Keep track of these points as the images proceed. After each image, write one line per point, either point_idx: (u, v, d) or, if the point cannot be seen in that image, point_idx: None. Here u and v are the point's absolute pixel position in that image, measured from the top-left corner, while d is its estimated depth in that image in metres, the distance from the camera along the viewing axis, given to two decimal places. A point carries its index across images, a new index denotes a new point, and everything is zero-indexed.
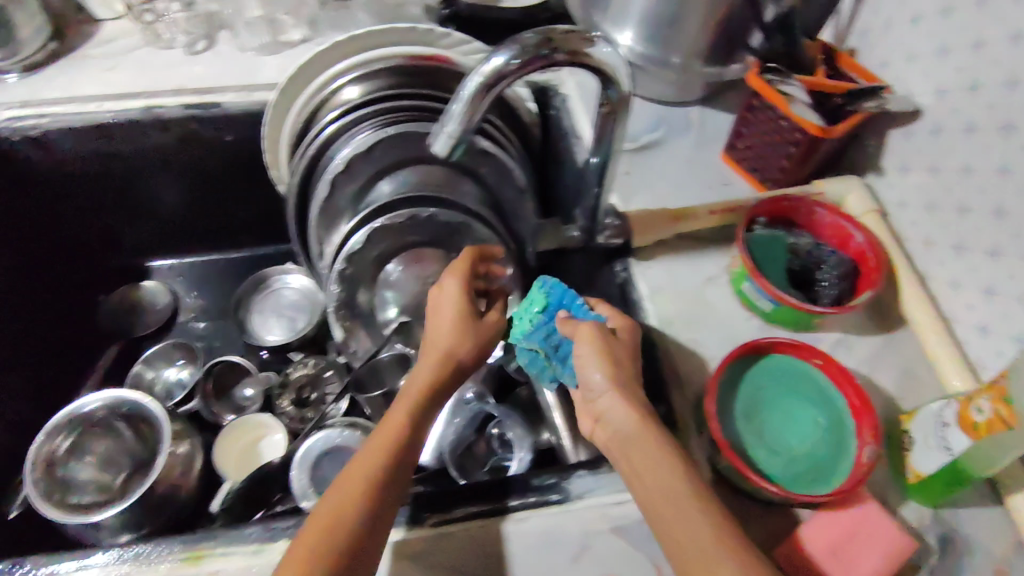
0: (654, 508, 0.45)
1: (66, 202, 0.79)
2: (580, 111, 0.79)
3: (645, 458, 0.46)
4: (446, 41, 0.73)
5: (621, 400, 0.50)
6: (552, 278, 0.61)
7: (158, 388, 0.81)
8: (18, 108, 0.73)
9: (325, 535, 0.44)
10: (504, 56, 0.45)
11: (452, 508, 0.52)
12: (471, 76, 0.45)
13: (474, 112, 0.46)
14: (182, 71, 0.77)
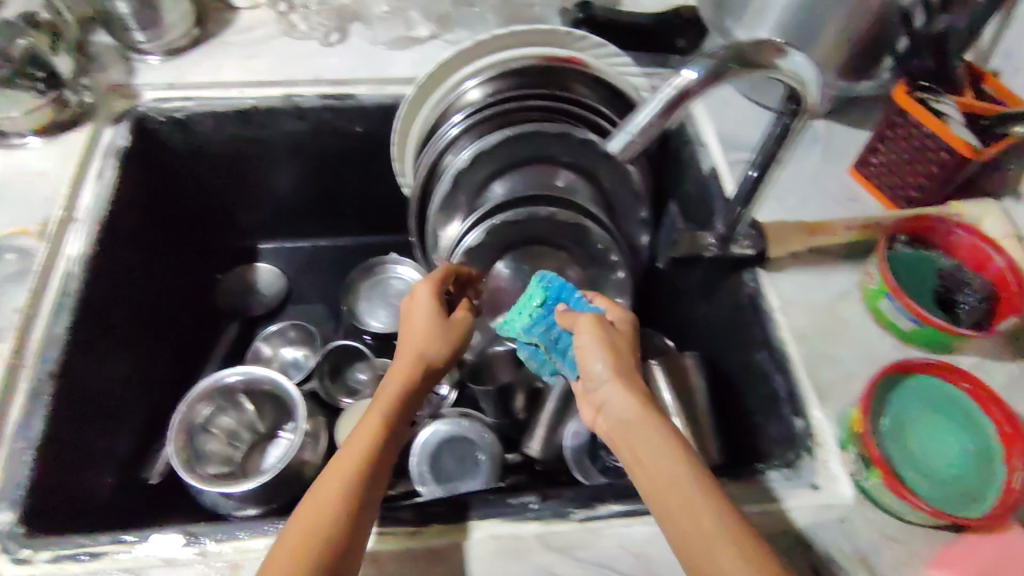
0: (652, 489, 0.47)
1: (196, 182, 0.82)
2: (704, 120, 0.79)
3: (642, 441, 0.49)
4: (582, 43, 0.74)
5: (618, 388, 0.53)
6: (551, 274, 0.65)
7: (275, 366, 0.84)
8: (166, 90, 0.76)
9: (332, 504, 0.47)
10: (697, 70, 0.46)
11: (602, 505, 0.54)
12: (664, 87, 0.47)
13: (659, 120, 0.47)
14: (318, 62, 0.79)
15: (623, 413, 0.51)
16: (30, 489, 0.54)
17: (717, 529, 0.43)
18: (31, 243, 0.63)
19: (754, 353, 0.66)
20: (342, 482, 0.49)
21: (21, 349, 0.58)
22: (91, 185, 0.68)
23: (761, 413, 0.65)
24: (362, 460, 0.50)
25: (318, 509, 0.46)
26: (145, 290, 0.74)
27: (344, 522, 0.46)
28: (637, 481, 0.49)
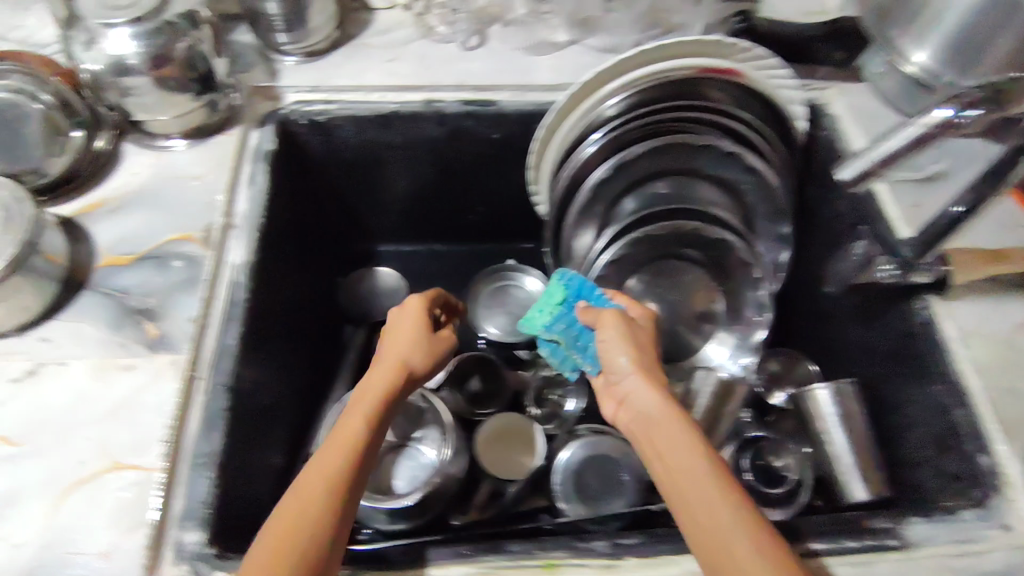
0: (663, 472, 0.51)
1: (326, 184, 0.81)
2: (856, 135, 0.75)
3: (659, 427, 0.52)
4: (744, 55, 0.71)
5: (640, 379, 0.56)
6: (570, 272, 0.68)
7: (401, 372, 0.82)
8: (308, 93, 0.74)
9: (321, 491, 0.46)
10: (950, 110, 0.45)
11: (797, 544, 0.54)
12: (912, 122, 0.46)
13: (902, 152, 0.46)
14: (460, 67, 0.77)
15: (643, 405, 0.55)
16: (212, 506, 0.52)
17: (717, 505, 0.46)
18: (197, 251, 0.63)
19: (930, 386, 0.63)
20: (336, 458, 0.48)
21: (194, 361, 0.57)
22: (246, 188, 0.67)
23: (935, 447, 0.63)
24: (358, 435, 0.50)
25: (314, 483, 0.46)
26: (289, 296, 0.73)
27: (338, 494, 0.46)
28: (659, 475, 0.51)
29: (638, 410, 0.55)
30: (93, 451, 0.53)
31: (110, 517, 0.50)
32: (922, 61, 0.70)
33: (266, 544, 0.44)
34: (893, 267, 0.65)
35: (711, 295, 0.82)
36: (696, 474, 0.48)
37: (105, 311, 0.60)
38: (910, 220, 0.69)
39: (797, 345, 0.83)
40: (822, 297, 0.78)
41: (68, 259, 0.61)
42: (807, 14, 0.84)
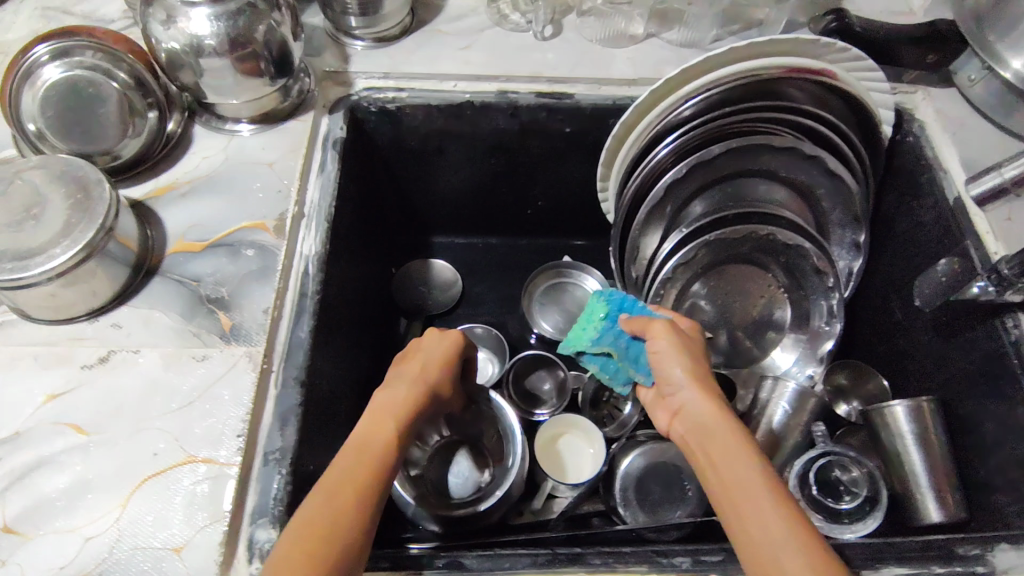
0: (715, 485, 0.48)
1: (389, 173, 0.80)
2: (944, 143, 0.73)
3: (716, 439, 0.50)
4: (841, 55, 0.68)
5: (697, 392, 0.54)
6: (611, 289, 0.68)
7: None
8: (380, 80, 0.73)
9: (349, 492, 0.44)
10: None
11: (883, 567, 0.53)
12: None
13: None
14: (534, 57, 0.75)
15: (702, 417, 0.53)
16: (286, 503, 0.52)
17: (776, 524, 0.44)
18: (270, 240, 0.62)
19: (1016, 409, 0.61)
20: (360, 465, 0.46)
21: (268, 354, 0.57)
22: (316, 177, 0.66)
23: (1018, 471, 0.61)
24: (383, 445, 0.47)
25: (335, 489, 0.44)
26: (354, 287, 0.72)
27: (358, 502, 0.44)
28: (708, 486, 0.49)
29: (690, 421, 0.54)
30: (166, 441, 0.52)
31: (185, 510, 0.50)
32: (1022, 67, 0.66)
33: (279, 556, 0.41)
34: (991, 283, 0.60)
35: (775, 299, 0.80)
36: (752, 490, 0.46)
37: (177, 298, 0.58)
38: (1004, 237, 0.66)
39: (863, 356, 0.81)
40: (895, 309, 0.76)
41: (139, 243, 0.59)
42: (894, 14, 0.81)
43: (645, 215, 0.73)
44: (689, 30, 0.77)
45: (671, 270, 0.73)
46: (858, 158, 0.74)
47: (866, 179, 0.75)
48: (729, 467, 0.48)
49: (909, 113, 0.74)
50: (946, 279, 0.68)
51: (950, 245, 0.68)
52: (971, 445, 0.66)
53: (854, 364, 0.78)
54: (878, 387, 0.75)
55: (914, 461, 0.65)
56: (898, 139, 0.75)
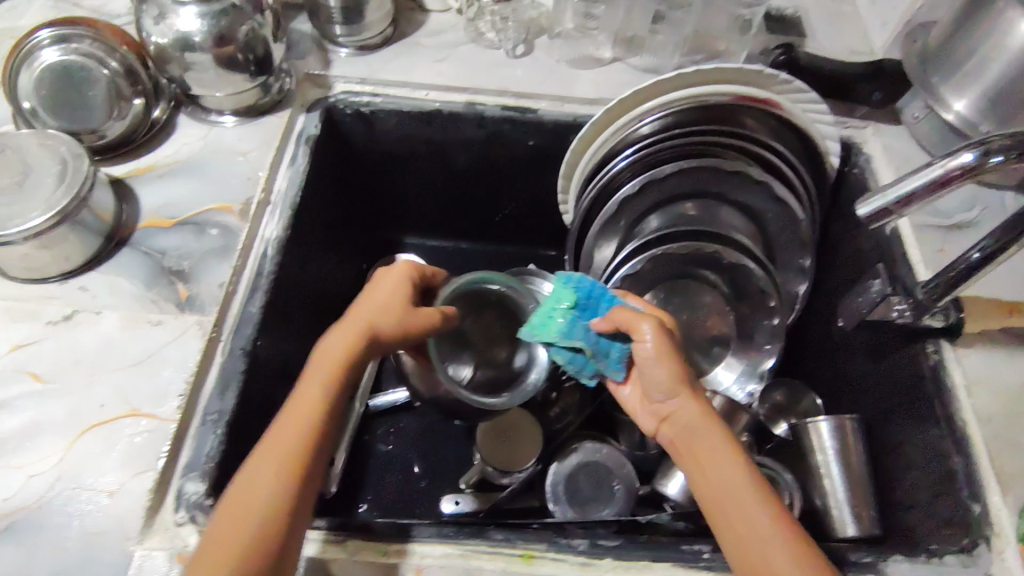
0: (711, 498, 0.50)
1: (363, 171, 0.85)
2: (886, 176, 0.75)
3: (709, 448, 0.53)
4: (785, 87, 0.72)
5: (686, 397, 0.56)
6: (576, 274, 0.63)
7: None
8: (357, 85, 0.78)
9: (270, 478, 0.46)
10: (976, 154, 0.46)
11: None
12: (935, 164, 0.46)
13: (926, 195, 0.47)
14: (503, 73, 0.80)
15: (694, 423, 0.55)
16: (216, 461, 0.56)
17: (778, 547, 0.46)
18: (233, 221, 0.67)
19: (930, 430, 0.63)
20: (293, 441, 0.47)
21: (218, 324, 0.61)
22: (286, 168, 0.72)
23: (928, 490, 0.63)
24: (309, 421, 0.48)
25: (272, 455, 0.47)
26: (315, 276, 0.76)
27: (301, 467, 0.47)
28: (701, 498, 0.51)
29: (683, 429, 0.55)
30: (113, 395, 0.57)
31: (121, 457, 0.54)
32: (962, 109, 0.69)
33: (213, 534, 0.44)
34: (907, 307, 0.64)
35: (725, 318, 0.82)
36: (746, 497, 0.49)
37: (142, 268, 0.63)
38: (933, 267, 0.68)
39: (806, 377, 0.83)
40: (834, 332, 0.78)
41: (113, 217, 0.65)
42: (854, 52, 0.85)
43: (597, 228, 0.77)
44: (653, 56, 0.81)
45: (619, 282, 0.77)
46: (804, 186, 0.76)
47: (812, 208, 0.77)
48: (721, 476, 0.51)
49: (856, 146, 0.78)
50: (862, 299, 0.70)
51: (882, 271, 0.71)
52: (891, 464, 0.68)
53: (792, 383, 0.81)
54: (812, 405, 0.79)
55: (829, 471, 0.68)
56: (844, 169, 0.78)
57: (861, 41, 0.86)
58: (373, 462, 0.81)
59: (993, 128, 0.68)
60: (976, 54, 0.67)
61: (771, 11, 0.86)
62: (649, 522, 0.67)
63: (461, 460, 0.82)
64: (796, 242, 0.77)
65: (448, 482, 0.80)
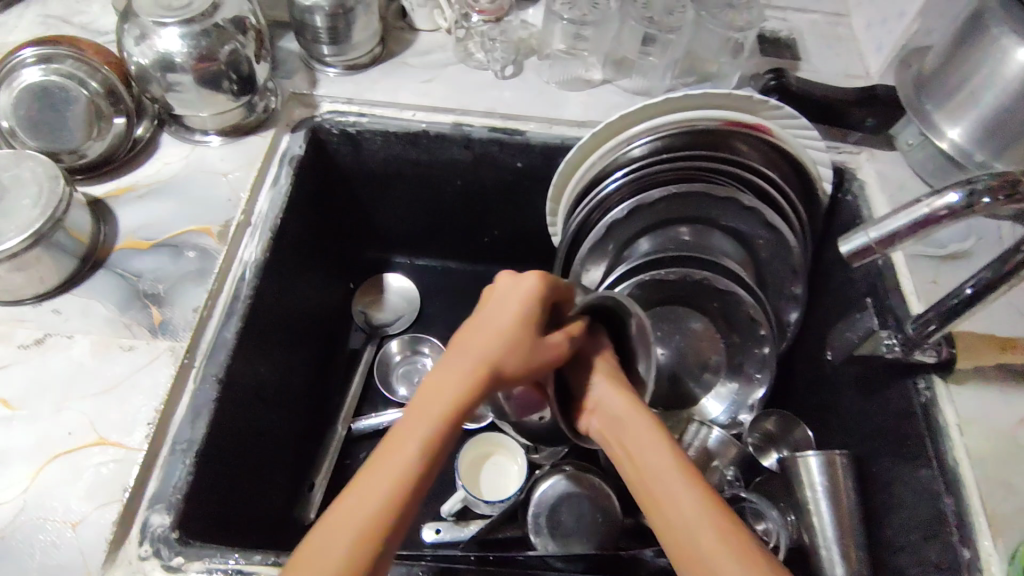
0: (644, 491, 0.47)
1: (349, 190, 0.84)
2: (880, 205, 0.74)
3: (657, 481, 0.46)
4: (776, 114, 0.71)
5: (630, 424, 0.50)
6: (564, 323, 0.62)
7: (400, 370, 0.87)
8: (343, 105, 0.77)
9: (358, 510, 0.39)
10: (960, 194, 0.44)
11: None
12: (920, 203, 0.45)
13: (911, 235, 0.45)
14: (492, 95, 0.79)
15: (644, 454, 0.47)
16: (184, 492, 0.55)
17: (710, 534, 0.42)
18: (212, 244, 0.66)
19: (921, 469, 0.62)
20: (388, 483, 0.40)
21: (191, 350, 0.60)
22: (268, 189, 0.71)
23: (918, 532, 0.61)
24: (409, 458, 0.41)
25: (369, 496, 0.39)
26: (295, 300, 0.75)
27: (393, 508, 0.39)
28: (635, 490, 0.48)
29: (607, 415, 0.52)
30: (81, 422, 0.56)
31: (86, 488, 0.53)
32: (956, 138, 0.68)
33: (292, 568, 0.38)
34: (897, 341, 0.62)
35: (715, 344, 0.81)
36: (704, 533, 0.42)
37: (116, 291, 0.63)
38: (926, 299, 0.67)
39: (797, 407, 0.82)
40: (825, 362, 0.77)
41: (90, 238, 0.64)
42: (849, 75, 0.83)
43: (583, 254, 0.75)
44: (643, 78, 0.80)
45: None
46: (795, 213, 0.74)
47: (805, 236, 0.75)
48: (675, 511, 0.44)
49: (848, 172, 0.76)
50: (852, 334, 0.69)
51: (873, 302, 0.70)
52: (881, 502, 0.66)
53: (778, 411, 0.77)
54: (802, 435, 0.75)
55: (816, 510, 0.66)
56: (836, 196, 0.77)
57: (857, 64, 0.84)
58: None
59: (990, 158, 0.67)
60: (973, 82, 0.65)
61: (766, 33, 0.85)
62: (631, 556, 0.66)
63: (443, 486, 0.80)
64: (787, 269, 0.76)
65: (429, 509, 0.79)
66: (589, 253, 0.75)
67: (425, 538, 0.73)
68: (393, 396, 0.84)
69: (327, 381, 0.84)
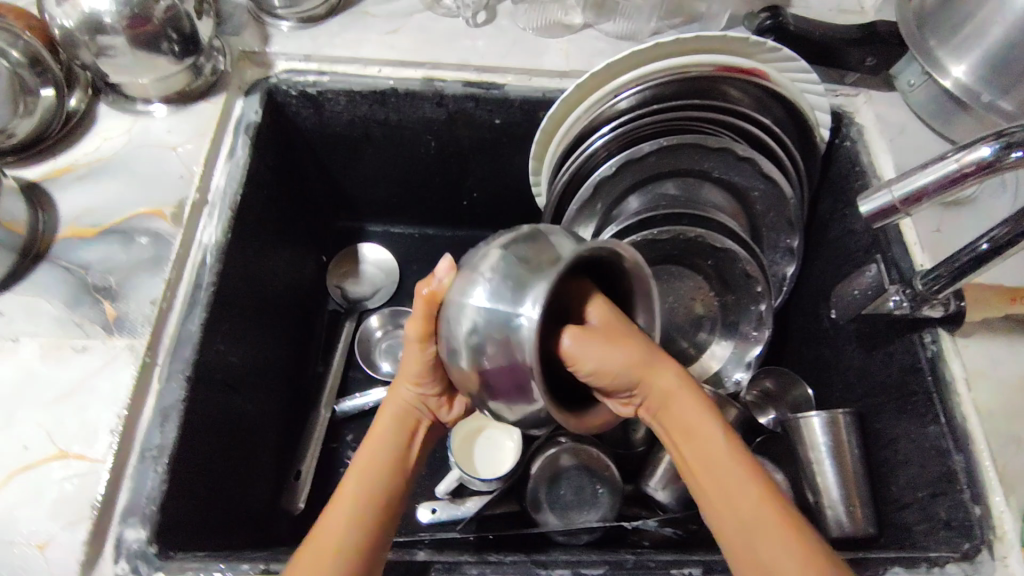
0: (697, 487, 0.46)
1: (313, 156, 0.77)
2: (880, 150, 0.70)
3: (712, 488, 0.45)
4: (773, 56, 0.65)
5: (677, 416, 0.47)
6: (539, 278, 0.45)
7: (383, 346, 0.82)
8: (301, 63, 0.70)
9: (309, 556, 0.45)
10: (994, 147, 0.41)
11: None
12: (950, 157, 0.42)
13: (939, 192, 0.43)
14: (463, 45, 0.72)
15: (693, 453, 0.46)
16: (160, 502, 0.50)
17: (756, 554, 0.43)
18: (166, 228, 0.60)
19: (927, 426, 0.60)
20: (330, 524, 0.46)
21: (153, 348, 0.55)
22: (224, 161, 0.64)
23: (926, 489, 0.60)
24: (348, 499, 0.48)
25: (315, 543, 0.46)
26: (263, 282, 0.69)
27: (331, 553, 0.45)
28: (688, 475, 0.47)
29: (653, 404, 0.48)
30: (37, 434, 0.51)
31: (50, 506, 0.48)
32: (962, 75, 0.63)
33: None
34: (905, 298, 0.59)
35: (708, 303, 0.77)
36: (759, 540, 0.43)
37: (62, 285, 0.57)
38: (930, 250, 0.64)
39: (797, 364, 0.79)
40: (825, 319, 0.74)
41: (28, 228, 0.58)
42: (844, 10, 0.78)
43: (570, 217, 0.70)
44: (626, 20, 0.74)
45: None
46: (793, 163, 0.70)
47: (802, 186, 0.71)
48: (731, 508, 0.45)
49: (846, 116, 0.72)
50: (858, 292, 0.66)
51: (877, 254, 0.67)
52: (886, 459, 0.65)
53: (780, 371, 0.77)
54: (804, 395, 0.75)
55: (818, 469, 0.65)
56: (833, 143, 0.73)
57: None
58: (342, 475, 0.74)
59: (996, 97, 0.62)
60: (978, 14, 0.61)
61: None
62: (635, 527, 0.66)
63: (435, 464, 0.77)
64: (785, 222, 0.72)
65: (422, 488, 0.75)
66: (576, 215, 0.69)
67: (421, 519, 0.70)
68: (376, 374, 0.79)
69: (305, 362, 0.79)
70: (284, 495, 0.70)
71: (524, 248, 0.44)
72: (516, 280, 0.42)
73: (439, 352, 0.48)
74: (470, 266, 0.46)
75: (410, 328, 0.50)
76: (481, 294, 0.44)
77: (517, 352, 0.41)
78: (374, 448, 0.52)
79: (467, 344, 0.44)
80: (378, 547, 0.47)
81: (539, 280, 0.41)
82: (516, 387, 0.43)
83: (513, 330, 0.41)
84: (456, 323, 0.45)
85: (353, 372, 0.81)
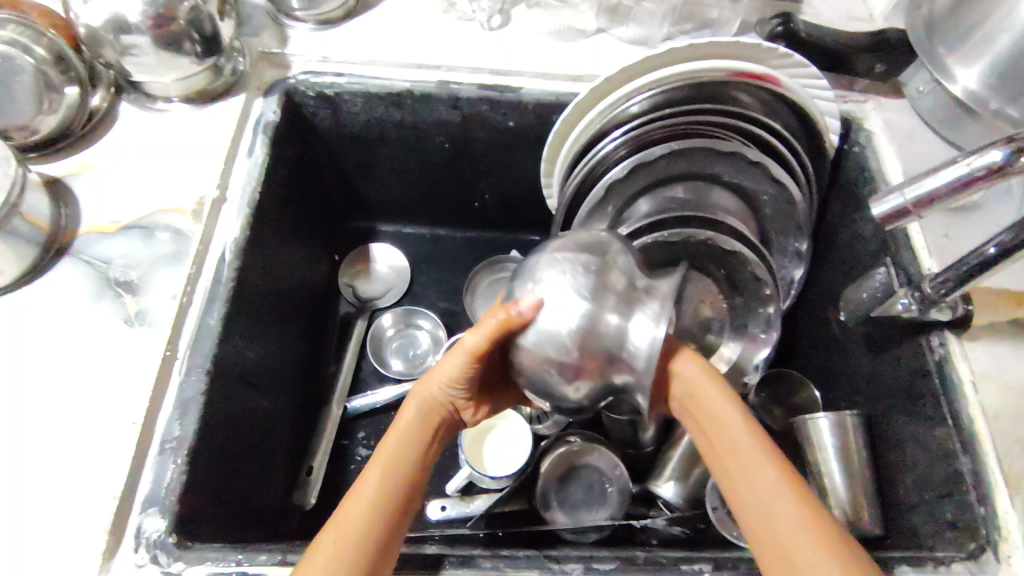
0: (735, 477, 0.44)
1: (329, 156, 0.78)
2: (888, 155, 0.71)
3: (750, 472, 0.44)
4: (785, 61, 0.66)
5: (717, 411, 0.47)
6: None
7: (395, 343, 0.84)
8: (318, 64, 0.71)
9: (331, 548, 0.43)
10: (1005, 152, 0.42)
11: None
12: (960, 162, 0.43)
13: (950, 195, 0.44)
14: (477, 49, 0.73)
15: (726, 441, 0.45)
16: (179, 493, 0.51)
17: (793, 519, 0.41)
18: (186, 224, 0.61)
19: (935, 428, 0.60)
20: (359, 519, 0.44)
21: (173, 342, 0.56)
22: (243, 160, 0.65)
23: (932, 490, 0.60)
24: (374, 493, 0.46)
25: (343, 535, 0.44)
26: (279, 279, 0.70)
27: (354, 552, 0.43)
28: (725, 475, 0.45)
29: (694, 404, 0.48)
30: (64, 422, 0.52)
31: (73, 495, 0.50)
32: (970, 83, 0.64)
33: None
34: (914, 301, 0.60)
35: (717, 306, 0.77)
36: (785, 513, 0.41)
37: (85, 280, 0.58)
38: (938, 254, 0.65)
39: (806, 367, 0.80)
40: (833, 323, 0.75)
41: (50, 222, 0.59)
42: (854, 17, 0.79)
43: (582, 221, 0.70)
44: (640, 26, 0.75)
45: None
46: (803, 168, 0.70)
47: (811, 191, 0.72)
48: (760, 505, 0.42)
49: (855, 122, 0.73)
50: (867, 296, 0.67)
51: (886, 257, 0.67)
52: (893, 461, 0.66)
53: (789, 373, 0.78)
54: (810, 397, 0.77)
55: (825, 468, 0.65)
56: (842, 149, 0.74)
57: (860, 6, 0.80)
58: (353, 472, 0.74)
59: (1004, 105, 0.63)
60: (987, 23, 0.62)
61: None
62: (644, 526, 0.68)
63: (445, 462, 0.78)
64: (796, 226, 0.72)
65: (432, 486, 0.76)
66: (588, 218, 0.70)
67: (429, 515, 0.70)
68: (385, 371, 0.80)
69: (317, 361, 0.80)
70: (295, 493, 0.71)
71: (613, 271, 0.46)
72: (616, 300, 0.45)
73: (512, 354, 0.48)
74: (539, 278, 0.48)
75: (470, 338, 0.47)
76: (574, 308, 0.46)
77: (623, 357, 0.45)
78: (395, 444, 0.49)
79: (561, 353, 0.46)
80: (395, 532, 0.46)
81: (659, 300, 0.44)
82: (607, 376, 0.46)
83: (628, 337, 0.44)
84: (552, 327, 0.46)
85: (363, 369, 0.81)
